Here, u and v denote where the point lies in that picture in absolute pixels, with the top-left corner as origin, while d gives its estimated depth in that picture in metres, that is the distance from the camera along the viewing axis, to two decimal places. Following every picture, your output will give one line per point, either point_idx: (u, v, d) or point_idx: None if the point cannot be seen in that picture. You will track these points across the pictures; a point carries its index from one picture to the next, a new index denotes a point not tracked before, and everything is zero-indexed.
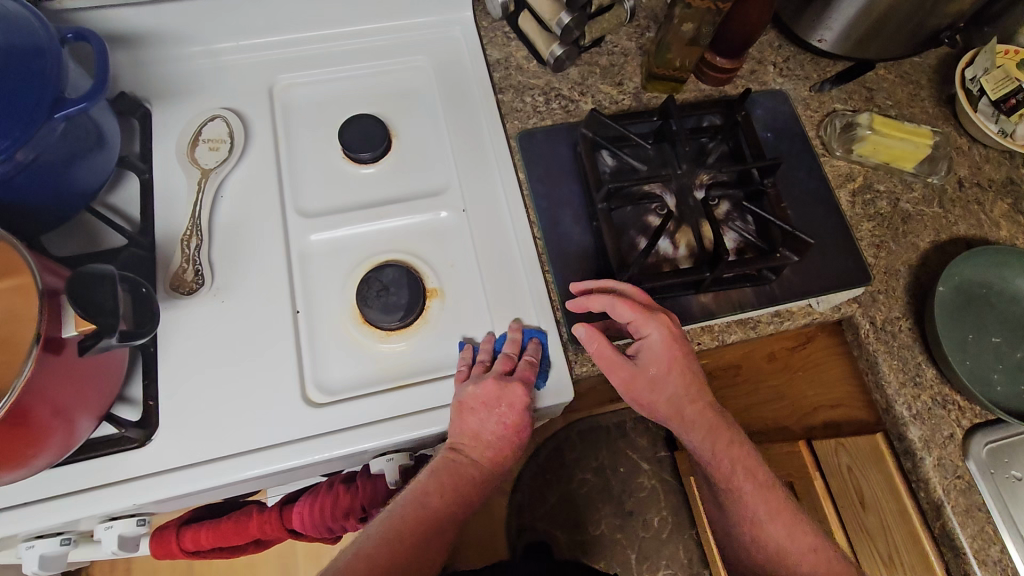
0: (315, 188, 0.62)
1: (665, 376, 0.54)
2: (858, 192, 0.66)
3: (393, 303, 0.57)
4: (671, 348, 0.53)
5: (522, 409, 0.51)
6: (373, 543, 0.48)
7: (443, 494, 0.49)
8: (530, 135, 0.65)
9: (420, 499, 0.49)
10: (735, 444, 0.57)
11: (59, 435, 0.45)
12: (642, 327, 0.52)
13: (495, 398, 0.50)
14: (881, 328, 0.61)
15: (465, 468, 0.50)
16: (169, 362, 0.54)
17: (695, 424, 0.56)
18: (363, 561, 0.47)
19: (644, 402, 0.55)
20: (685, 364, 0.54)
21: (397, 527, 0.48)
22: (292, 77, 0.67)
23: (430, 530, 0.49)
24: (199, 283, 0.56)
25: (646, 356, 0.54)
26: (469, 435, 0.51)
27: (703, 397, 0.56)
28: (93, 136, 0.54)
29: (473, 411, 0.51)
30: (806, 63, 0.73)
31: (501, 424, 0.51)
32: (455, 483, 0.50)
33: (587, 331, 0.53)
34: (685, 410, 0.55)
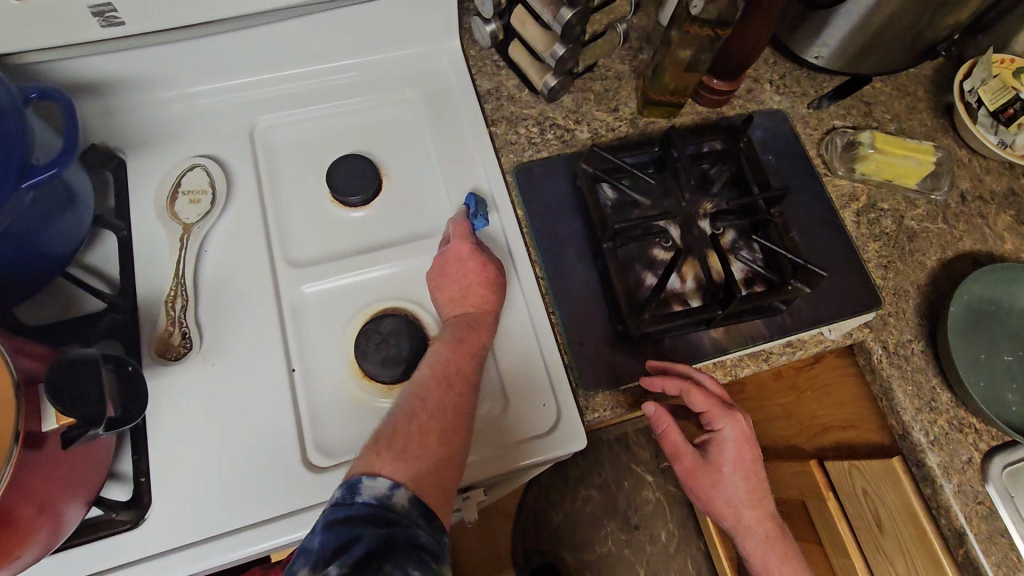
0: (305, 235, 0.60)
1: (730, 474, 0.55)
2: (863, 212, 0.65)
3: (394, 356, 0.54)
4: (740, 450, 0.55)
5: (469, 248, 0.55)
6: (408, 399, 0.47)
7: (457, 340, 0.51)
8: (526, 168, 0.63)
9: (436, 356, 0.49)
10: (791, 559, 0.57)
11: (45, 530, 0.42)
12: (715, 421, 0.54)
13: (445, 263, 0.55)
14: (893, 353, 0.60)
15: (465, 321, 0.52)
16: (159, 434, 0.51)
17: (752, 529, 0.57)
18: (427, 407, 0.46)
19: (703, 494, 0.56)
20: (750, 466, 0.56)
21: (439, 368, 0.48)
22: (274, 117, 0.64)
23: (464, 367, 0.49)
24: (187, 347, 0.53)
25: (714, 451, 0.56)
26: (448, 303, 0.53)
27: (763, 505, 0.57)
28: (63, 195, 0.51)
29: (437, 286, 0.54)
30: (802, 79, 0.72)
31: (464, 275, 0.54)
32: (459, 338, 0.51)
33: (657, 411, 0.53)
34: (744, 514, 0.56)
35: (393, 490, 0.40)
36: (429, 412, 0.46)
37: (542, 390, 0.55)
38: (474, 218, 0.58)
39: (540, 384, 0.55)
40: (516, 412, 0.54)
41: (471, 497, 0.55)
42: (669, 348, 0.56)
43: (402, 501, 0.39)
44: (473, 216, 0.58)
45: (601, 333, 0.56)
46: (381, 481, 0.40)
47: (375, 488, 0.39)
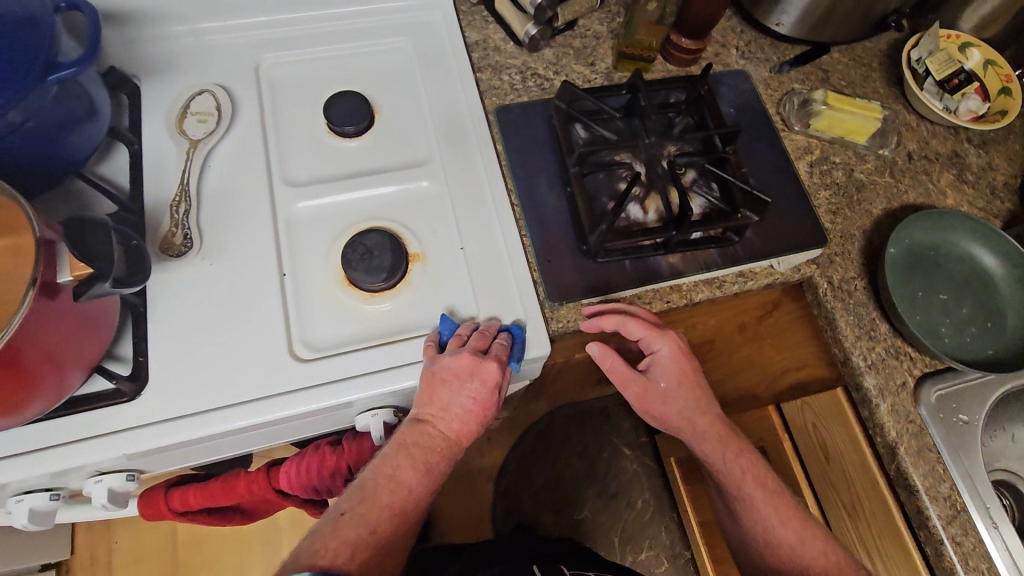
0: (301, 159, 0.65)
1: (676, 386, 0.62)
2: (816, 164, 0.70)
3: (377, 265, 0.59)
4: (679, 362, 0.61)
5: (494, 386, 0.53)
6: (357, 510, 0.49)
7: (430, 472, 0.52)
8: (506, 109, 0.68)
9: (409, 479, 0.51)
10: (746, 456, 0.64)
11: (51, 383, 0.47)
12: (653, 342, 0.60)
13: (470, 372, 0.53)
14: (837, 287, 0.65)
15: (443, 445, 0.53)
16: (158, 320, 0.56)
17: (706, 436, 0.63)
18: (376, 538, 0.48)
19: (657, 409, 0.63)
20: (692, 377, 0.62)
21: (399, 500, 0.50)
22: (278, 56, 0.70)
23: (422, 496, 0.52)
24: (187, 246, 0.58)
25: (657, 369, 0.62)
26: (446, 411, 0.53)
27: (710, 411, 0.63)
28: (86, 105, 0.56)
29: (447, 383, 0.53)
30: (767, 47, 0.77)
31: (475, 398, 0.53)
32: (435, 464, 0.52)
33: (601, 349, 0.60)
34: (697, 422, 0.63)
35: None
36: (381, 539, 0.48)
37: (512, 302, 0.60)
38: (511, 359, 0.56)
39: (510, 298, 0.60)
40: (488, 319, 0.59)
41: None
42: (629, 270, 0.61)
43: None
44: (513, 358, 0.56)
45: (568, 254, 0.62)
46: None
47: None
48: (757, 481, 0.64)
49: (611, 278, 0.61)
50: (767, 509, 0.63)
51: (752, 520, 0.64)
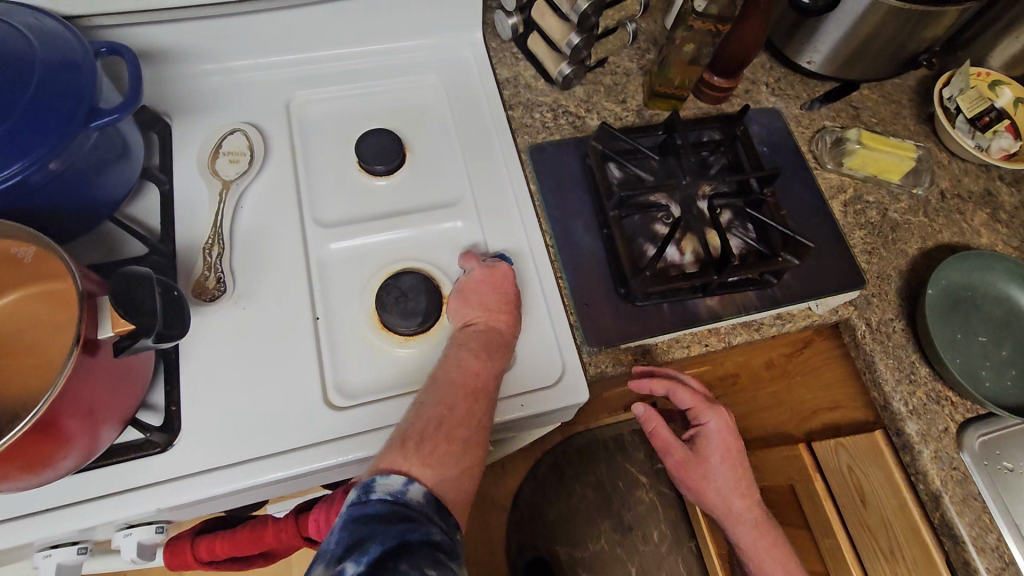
0: (333, 199, 0.64)
1: (719, 465, 0.61)
2: (849, 203, 0.70)
3: (412, 309, 0.58)
4: (726, 439, 0.61)
5: (507, 276, 0.58)
6: (434, 396, 0.49)
7: (491, 356, 0.53)
8: (539, 148, 0.68)
9: (475, 364, 0.51)
10: (778, 545, 0.65)
11: (87, 439, 0.45)
12: (702, 414, 0.60)
13: (489, 278, 0.57)
14: (875, 329, 0.64)
15: (498, 332, 0.55)
16: (191, 367, 0.55)
17: (739, 513, 0.63)
18: (456, 419, 0.48)
19: (695, 484, 0.63)
20: (737, 457, 0.62)
21: (473, 381, 0.50)
22: (309, 94, 0.69)
23: (490, 377, 0.52)
24: (221, 290, 0.57)
25: (703, 444, 0.61)
26: (484, 308, 0.56)
27: (749, 491, 0.63)
28: (119, 147, 0.56)
29: (477, 289, 0.57)
30: (796, 84, 0.77)
31: (498, 289, 0.57)
32: (493, 344, 0.54)
33: (646, 411, 0.60)
34: (732, 500, 0.63)
35: (407, 488, 0.41)
36: (460, 424, 0.48)
37: (548, 347, 0.59)
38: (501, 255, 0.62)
39: (546, 342, 0.59)
40: (525, 364, 0.58)
41: None
42: (667, 313, 0.60)
43: (417, 498, 0.41)
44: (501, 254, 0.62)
45: (605, 297, 0.61)
46: (395, 478, 0.41)
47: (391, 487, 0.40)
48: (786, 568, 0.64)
49: (648, 322, 0.60)
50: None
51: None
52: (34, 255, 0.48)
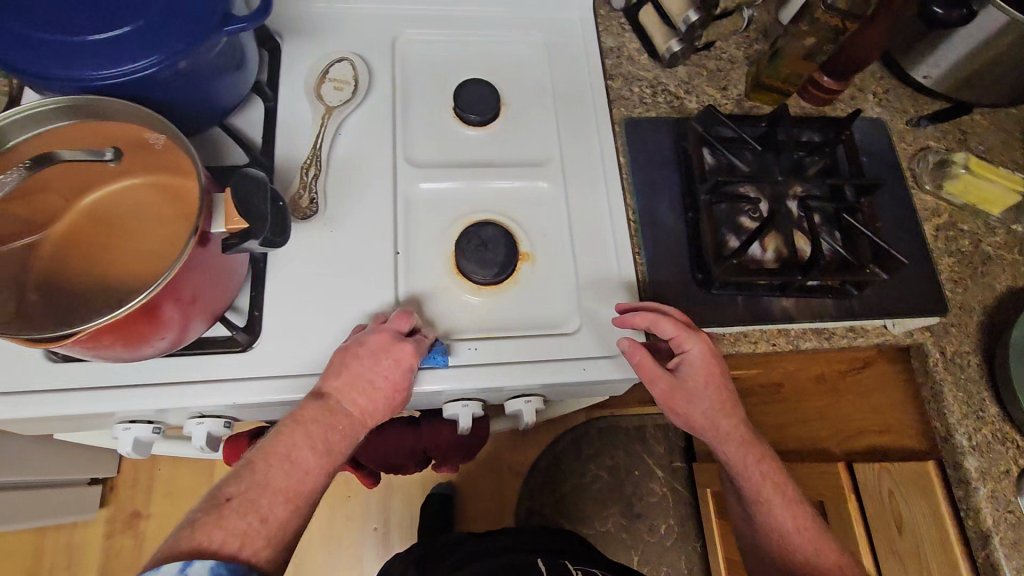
0: (425, 142, 0.65)
1: (703, 390, 0.56)
2: (941, 228, 0.68)
3: (490, 259, 0.59)
4: (710, 364, 0.56)
5: (409, 367, 0.52)
6: (249, 493, 0.46)
7: (327, 453, 0.50)
8: (635, 122, 0.67)
9: (305, 459, 0.49)
10: (767, 460, 0.61)
11: (179, 326, 0.48)
12: (683, 342, 0.55)
13: (385, 350, 0.52)
14: (949, 358, 0.62)
15: (346, 424, 0.51)
16: (275, 279, 0.57)
17: (731, 438, 0.59)
18: (265, 529, 0.45)
19: (683, 413, 0.58)
20: (721, 379, 0.57)
21: (294, 484, 0.47)
22: (414, 34, 0.70)
23: (315, 482, 0.49)
24: (312, 211, 0.59)
25: (687, 371, 0.56)
26: (353, 385, 0.51)
27: (738, 413, 0.59)
28: (238, 59, 0.57)
29: (359, 358, 0.52)
30: (905, 98, 0.75)
31: (388, 379, 0.52)
32: (336, 444, 0.50)
33: (631, 345, 0.55)
34: (722, 424, 0.58)
35: (181, 574, 0.40)
36: (271, 533, 0.45)
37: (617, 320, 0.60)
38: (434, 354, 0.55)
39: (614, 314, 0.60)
40: (591, 331, 0.59)
41: (532, 402, 0.59)
42: (741, 308, 0.60)
43: None
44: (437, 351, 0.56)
45: (679, 278, 0.61)
46: (167, 569, 0.40)
47: None
48: (777, 487, 0.60)
49: (719, 310, 0.60)
50: (785, 515, 0.61)
51: (773, 526, 0.61)
52: (161, 142, 0.50)
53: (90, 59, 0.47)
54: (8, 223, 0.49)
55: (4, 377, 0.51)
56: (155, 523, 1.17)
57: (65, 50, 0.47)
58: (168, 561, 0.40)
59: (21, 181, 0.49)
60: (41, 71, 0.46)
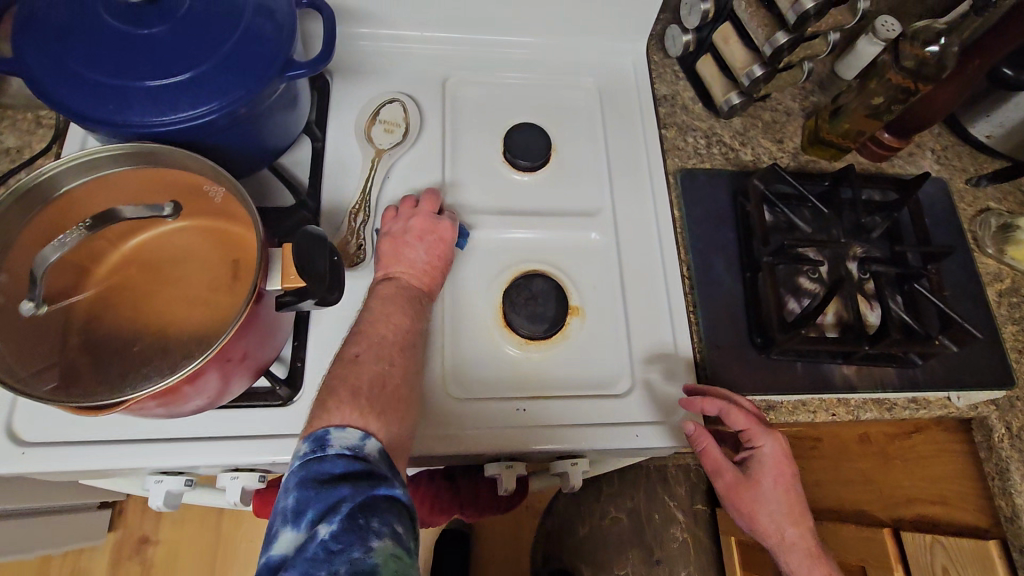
0: (474, 187, 0.64)
1: (772, 489, 0.52)
2: (1005, 294, 0.65)
3: (540, 313, 0.58)
4: (781, 464, 0.52)
5: (449, 240, 0.55)
6: (372, 350, 0.46)
7: (417, 313, 0.51)
8: (691, 174, 0.65)
9: (399, 318, 0.49)
10: None
11: (225, 384, 0.47)
12: (755, 435, 0.52)
13: (426, 231, 0.55)
14: (1015, 435, 0.59)
15: (418, 290, 0.53)
16: (319, 328, 0.55)
17: (795, 547, 0.53)
18: (397, 372, 0.46)
19: (747, 513, 0.53)
20: (792, 482, 0.53)
21: (398, 332, 0.48)
22: (464, 76, 0.69)
23: (415, 331, 0.50)
24: (360, 257, 0.57)
25: (756, 468, 0.53)
26: (406, 255, 0.53)
27: (807, 524, 0.53)
28: (291, 98, 0.56)
29: (407, 243, 0.54)
30: (964, 155, 0.72)
31: (435, 255, 0.55)
32: (419, 308, 0.52)
33: (696, 428, 0.53)
34: (788, 532, 0.52)
35: (363, 441, 0.39)
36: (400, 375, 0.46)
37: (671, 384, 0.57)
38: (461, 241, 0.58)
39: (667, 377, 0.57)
40: (643, 393, 0.57)
41: (578, 464, 0.55)
42: (800, 375, 0.57)
43: (375, 452, 0.39)
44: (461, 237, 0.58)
45: (735, 340, 0.58)
46: (352, 432, 0.39)
47: (344, 439, 0.38)
48: None
49: (778, 376, 0.57)
50: None
51: None
52: (222, 196, 0.49)
53: (149, 104, 0.45)
54: (61, 276, 0.47)
55: (37, 426, 0.49)
56: (164, 550, 1.15)
57: (124, 94, 0.45)
58: (347, 425, 0.40)
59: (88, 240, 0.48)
60: (98, 116, 0.45)
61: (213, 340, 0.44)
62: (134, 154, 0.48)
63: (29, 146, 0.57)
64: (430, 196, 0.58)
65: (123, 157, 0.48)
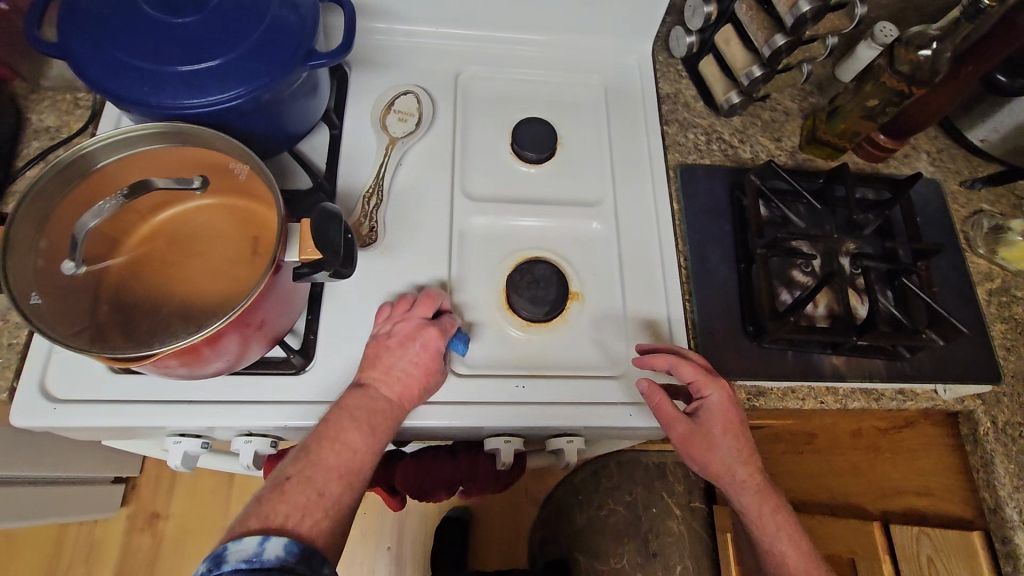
0: (482, 176, 0.67)
1: (722, 435, 0.55)
2: (994, 293, 0.67)
3: (541, 297, 0.60)
4: (728, 411, 0.55)
5: (435, 351, 0.53)
6: (307, 473, 0.46)
7: (374, 432, 0.50)
8: (690, 168, 0.68)
9: (354, 440, 0.49)
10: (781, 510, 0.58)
11: (241, 350, 0.50)
12: (703, 387, 0.55)
13: (411, 336, 0.53)
14: (1000, 428, 0.61)
15: (386, 406, 0.51)
16: (331, 304, 0.58)
17: (745, 484, 0.57)
18: (323, 502, 0.46)
19: (699, 458, 0.56)
20: (739, 426, 0.56)
21: (345, 464, 0.47)
22: (475, 70, 0.72)
23: (366, 462, 0.49)
24: (372, 238, 0.60)
25: (705, 416, 0.55)
26: (387, 373, 0.52)
27: (755, 461, 0.57)
28: (311, 86, 0.59)
29: (390, 350, 0.53)
30: (959, 158, 0.74)
31: (419, 363, 0.53)
32: (378, 422, 0.50)
33: (649, 386, 0.55)
34: (737, 471, 0.56)
35: (261, 547, 0.41)
36: (328, 507, 0.46)
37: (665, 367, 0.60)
38: (454, 341, 0.55)
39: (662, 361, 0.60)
40: (637, 375, 0.59)
41: (574, 442, 0.59)
42: (790, 363, 0.60)
43: (273, 555, 0.41)
44: (455, 339, 0.55)
45: (728, 328, 0.61)
46: (248, 542, 0.41)
47: (241, 552, 0.41)
48: (788, 533, 0.58)
49: (767, 363, 0.59)
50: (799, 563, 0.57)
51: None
52: (247, 173, 0.52)
53: (181, 88, 0.49)
54: (97, 243, 0.50)
55: (67, 384, 0.53)
56: (173, 524, 1.18)
57: (158, 78, 0.49)
58: (251, 533, 0.42)
59: (116, 210, 0.50)
60: (134, 97, 0.48)
61: (232, 306, 0.47)
62: (165, 133, 0.51)
63: (66, 126, 0.61)
64: (429, 295, 0.56)
65: (154, 135, 0.51)
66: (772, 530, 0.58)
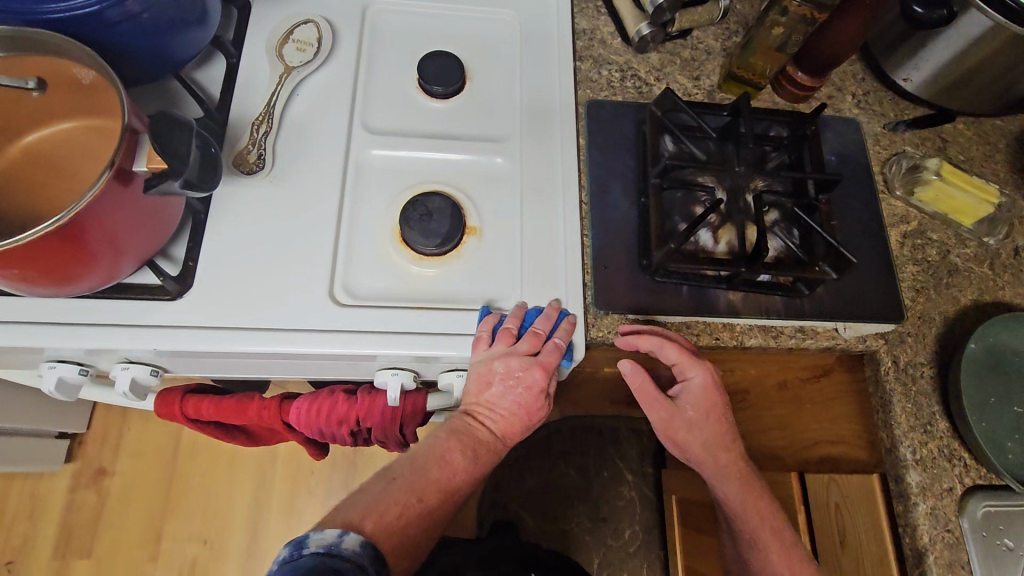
0: (385, 110, 0.65)
1: (703, 419, 0.58)
2: (909, 235, 0.65)
3: (434, 229, 0.58)
4: (711, 395, 0.57)
5: (538, 390, 0.55)
6: (409, 481, 0.52)
7: (477, 460, 0.55)
8: (598, 104, 0.66)
9: (456, 463, 0.54)
10: (764, 499, 0.61)
11: (105, 265, 0.48)
12: (686, 369, 0.56)
13: (513, 376, 0.54)
14: (901, 368, 0.60)
15: (485, 438, 0.55)
16: (213, 231, 0.57)
17: (726, 470, 0.60)
18: (419, 509, 0.51)
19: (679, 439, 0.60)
20: (721, 410, 0.58)
21: (442, 479, 0.53)
22: (386, 4, 0.70)
23: (465, 481, 0.54)
24: (259, 166, 0.59)
25: (687, 400, 0.57)
26: (489, 410, 0.56)
27: (737, 447, 0.60)
28: (199, 13, 0.56)
29: (489, 386, 0.55)
30: (886, 101, 0.72)
31: (522, 402, 0.55)
32: (482, 452, 0.55)
33: (632, 368, 0.57)
34: (717, 456, 0.59)
35: None
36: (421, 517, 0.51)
37: (556, 300, 0.58)
38: (564, 358, 0.56)
39: (555, 295, 0.58)
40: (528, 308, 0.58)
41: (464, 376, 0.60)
42: (685, 297, 0.58)
43: None
44: (566, 354, 0.56)
45: (626, 264, 0.60)
46: None
47: None
48: (771, 524, 0.61)
49: (663, 296, 0.58)
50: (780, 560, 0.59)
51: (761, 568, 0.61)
52: (93, 80, 0.50)
53: None
54: None
55: None
56: (120, 480, 1.18)
57: None
58: None
59: None
60: None
61: None
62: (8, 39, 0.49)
63: None
64: (522, 315, 0.55)
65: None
66: (755, 521, 0.61)
